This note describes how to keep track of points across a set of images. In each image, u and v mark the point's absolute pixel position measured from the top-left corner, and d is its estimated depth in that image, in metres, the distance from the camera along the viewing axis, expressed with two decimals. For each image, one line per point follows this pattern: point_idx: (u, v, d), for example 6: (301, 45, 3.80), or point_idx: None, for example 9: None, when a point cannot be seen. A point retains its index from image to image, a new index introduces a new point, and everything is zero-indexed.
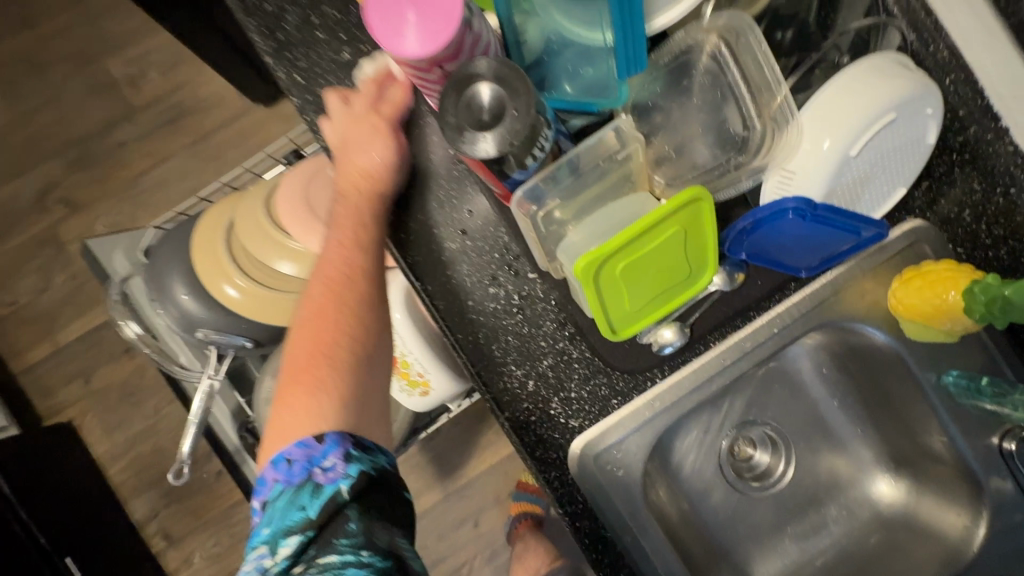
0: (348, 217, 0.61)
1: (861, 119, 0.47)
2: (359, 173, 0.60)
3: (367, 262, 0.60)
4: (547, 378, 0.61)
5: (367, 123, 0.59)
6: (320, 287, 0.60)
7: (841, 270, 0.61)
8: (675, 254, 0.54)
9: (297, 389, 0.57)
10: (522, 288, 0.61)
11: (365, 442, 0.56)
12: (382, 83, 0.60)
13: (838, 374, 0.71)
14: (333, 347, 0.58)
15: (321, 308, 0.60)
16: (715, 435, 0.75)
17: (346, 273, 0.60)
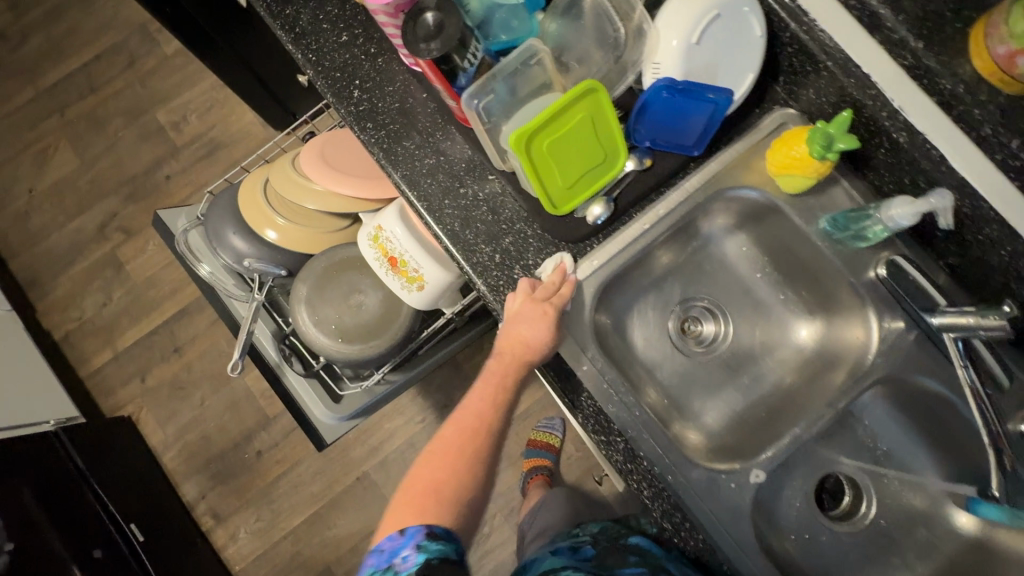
0: (496, 375, 0.75)
1: (694, 16, 0.68)
2: (516, 343, 0.74)
3: (495, 414, 0.73)
4: (510, 251, 0.81)
5: (537, 307, 0.74)
6: (470, 414, 0.73)
7: (726, 151, 0.81)
8: (589, 137, 0.74)
9: (417, 485, 0.71)
10: (485, 187, 0.82)
11: (436, 530, 0.66)
12: (557, 280, 0.76)
13: (753, 248, 0.90)
14: (453, 454, 0.71)
15: (455, 427, 0.73)
16: (664, 314, 0.92)
17: (479, 409, 0.73)
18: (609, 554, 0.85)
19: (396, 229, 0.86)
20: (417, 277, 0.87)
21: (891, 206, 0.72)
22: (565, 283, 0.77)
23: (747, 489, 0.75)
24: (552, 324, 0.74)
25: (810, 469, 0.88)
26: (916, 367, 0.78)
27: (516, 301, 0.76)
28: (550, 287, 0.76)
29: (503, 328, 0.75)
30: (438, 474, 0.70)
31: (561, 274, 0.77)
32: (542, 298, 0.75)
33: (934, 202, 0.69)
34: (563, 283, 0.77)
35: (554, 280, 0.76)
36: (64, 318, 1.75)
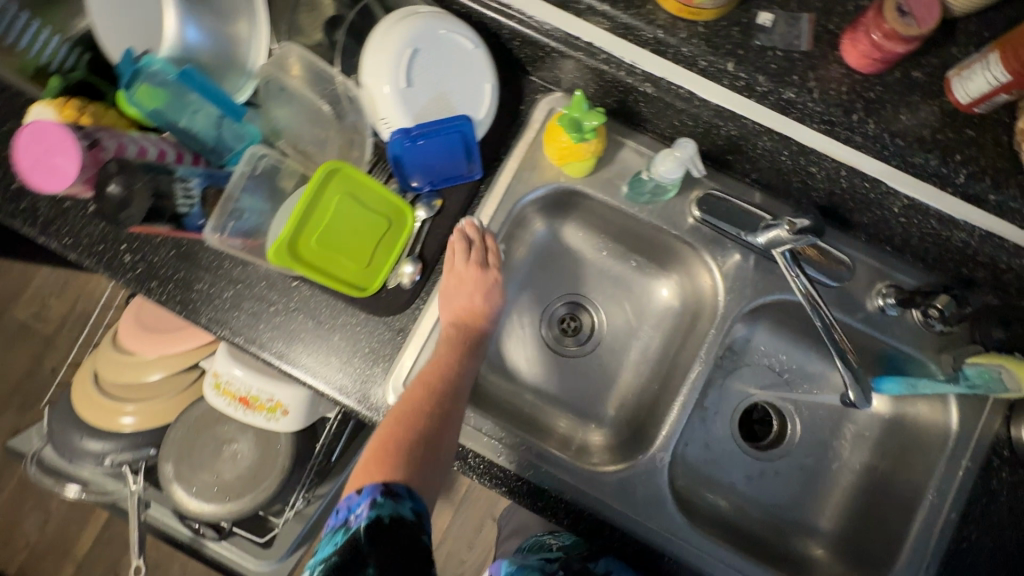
0: (449, 347, 0.72)
1: (392, 61, 0.65)
2: (464, 314, 0.73)
3: (455, 376, 0.70)
4: (344, 347, 0.77)
5: (478, 270, 0.74)
6: (433, 376, 0.69)
7: (508, 160, 0.79)
8: (358, 213, 0.71)
9: (394, 434, 0.64)
10: (294, 295, 0.78)
11: (396, 488, 0.59)
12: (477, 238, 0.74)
13: (588, 232, 0.88)
14: (429, 404, 0.66)
15: (418, 386, 0.68)
16: (538, 326, 0.89)
17: (444, 374, 0.69)
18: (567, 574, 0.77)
19: (233, 372, 0.81)
20: (275, 404, 0.83)
21: (654, 163, 0.71)
22: (486, 238, 0.75)
23: (657, 473, 0.75)
24: (494, 292, 0.75)
25: (726, 414, 0.86)
26: (766, 286, 0.78)
27: (459, 264, 0.74)
28: (475, 245, 0.74)
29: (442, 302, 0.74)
30: (402, 436, 0.64)
31: (475, 229, 0.75)
32: (479, 265, 0.74)
33: (680, 152, 0.69)
34: (485, 239, 0.75)
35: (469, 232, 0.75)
36: (10, 551, 1.65)
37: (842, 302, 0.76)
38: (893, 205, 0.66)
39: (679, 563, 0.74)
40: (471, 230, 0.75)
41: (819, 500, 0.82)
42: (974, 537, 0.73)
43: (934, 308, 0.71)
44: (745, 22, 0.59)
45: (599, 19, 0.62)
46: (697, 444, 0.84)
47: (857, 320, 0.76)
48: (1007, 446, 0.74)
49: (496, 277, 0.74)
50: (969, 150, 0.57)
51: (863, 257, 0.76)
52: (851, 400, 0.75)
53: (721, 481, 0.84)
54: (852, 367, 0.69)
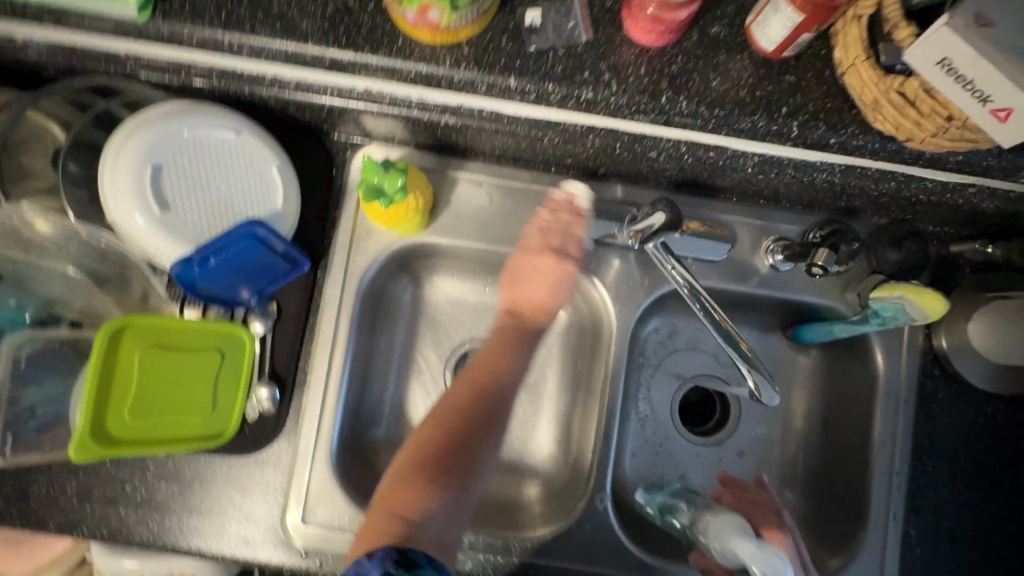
0: (501, 333, 0.64)
1: (134, 187, 0.53)
2: (528, 305, 0.64)
3: (506, 381, 0.61)
4: (224, 503, 0.67)
5: (547, 259, 0.64)
6: (487, 373, 0.61)
7: (339, 235, 0.69)
8: (176, 359, 0.61)
9: (434, 438, 0.57)
10: (148, 462, 0.67)
11: (412, 553, 0.49)
12: (568, 221, 0.64)
13: (463, 273, 0.80)
14: (468, 424, 0.58)
15: (456, 403, 0.59)
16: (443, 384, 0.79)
17: (491, 380, 0.60)
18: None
19: (123, 564, 0.71)
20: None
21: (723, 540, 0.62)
22: (576, 221, 0.64)
23: (604, 516, 0.68)
24: (567, 283, 0.64)
25: (665, 414, 0.78)
26: (653, 280, 0.73)
27: (531, 241, 0.64)
28: (561, 228, 0.64)
29: (506, 286, 0.65)
30: (450, 442, 0.57)
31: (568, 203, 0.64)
32: (547, 249, 0.64)
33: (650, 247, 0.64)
34: (575, 224, 0.64)
35: (558, 214, 0.64)
36: None
37: (733, 272, 0.71)
38: (746, 165, 0.60)
39: None
40: (563, 209, 0.64)
41: (786, 474, 0.76)
42: (930, 469, 0.69)
43: (816, 264, 0.65)
44: (514, 27, 0.50)
45: (355, 69, 0.52)
46: (645, 455, 0.77)
47: (753, 287, 0.71)
48: (936, 364, 0.70)
49: (572, 269, 0.64)
50: (794, 98, 0.50)
51: (740, 219, 0.70)
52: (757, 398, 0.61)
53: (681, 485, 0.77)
54: (746, 355, 0.59)
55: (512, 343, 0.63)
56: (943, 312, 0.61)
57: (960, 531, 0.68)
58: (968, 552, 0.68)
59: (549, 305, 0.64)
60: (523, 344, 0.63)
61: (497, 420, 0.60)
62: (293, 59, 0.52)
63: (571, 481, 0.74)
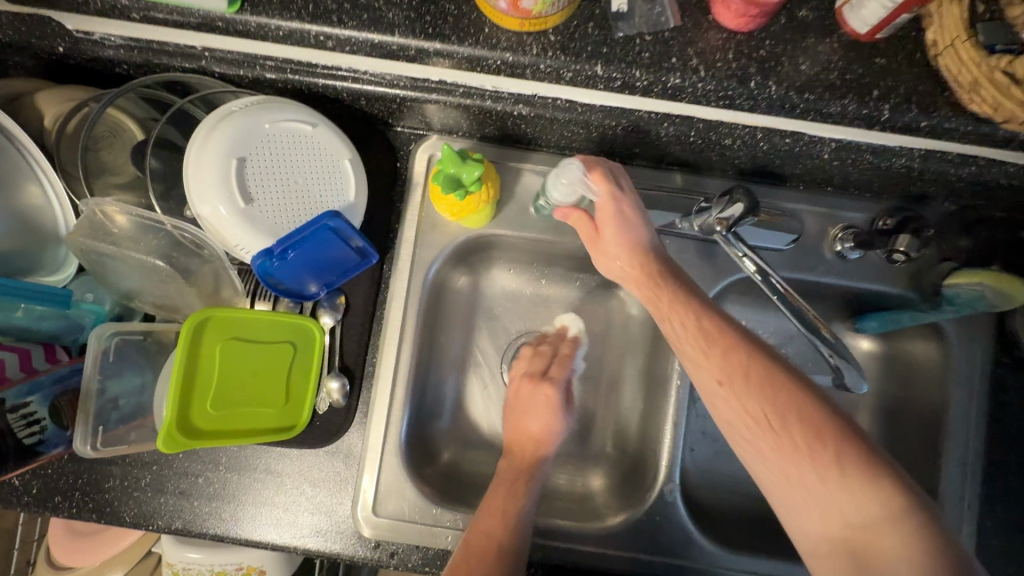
0: (501, 482, 0.63)
1: (219, 179, 0.53)
2: (522, 437, 0.67)
3: (515, 527, 0.58)
4: (295, 494, 0.67)
5: (539, 393, 0.68)
6: (495, 526, 0.58)
7: (405, 227, 0.69)
8: (253, 351, 0.61)
9: None
10: (220, 454, 0.68)
11: None
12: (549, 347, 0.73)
13: (520, 266, 0.80)
14: (492, 568, 0.54)
15: (469, 568, 0.55)
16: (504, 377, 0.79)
17: (501, 535, 0.57)
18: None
19: (189, 556, 0.72)
20: (247, 570, 0.74)
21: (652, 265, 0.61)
22: (563, 347, 0.73)
23: (672, 507, 0.68)
24: (558, 413, 0.68)
25: None
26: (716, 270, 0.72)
27: (520, 374, 0.71)
28: (546, 356, 0.72)
29: (508, 417, 0.69)
30: None
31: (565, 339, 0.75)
32: (537, 377, 0.70)
33: (568, 176, 0.62)
34: (560, 347, 0.73)
35: (553, 342, 0.74)
36: None
37: (799, 261, 0.70)
38: (822, 152, 0.59)
39: None
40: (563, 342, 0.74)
41: None
42: (1004, 458, 0.68)
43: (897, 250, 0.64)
44: (600, 14, 0.50)
45: (439, 59, 0.52)
46: (705, 446, 0.77)
47: (820, 276, 0.70)
48: (1007, 352, 0.69)
49: (557, 387, 0.69)
50: (885, 81, 0.50)
51: (807, 207, 0.70)
52: (846, 386, 0.59)
53: (744, 476, 0.77)
54: (828, 339, 0.58)
55: (517, 489, 0.62)
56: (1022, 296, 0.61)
57: None
58: None
59: (546, 435, 0.66)
60: (526, 490, 0.62)
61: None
62: (378, 49, 0.52)
63: (634, 473, 0.74)
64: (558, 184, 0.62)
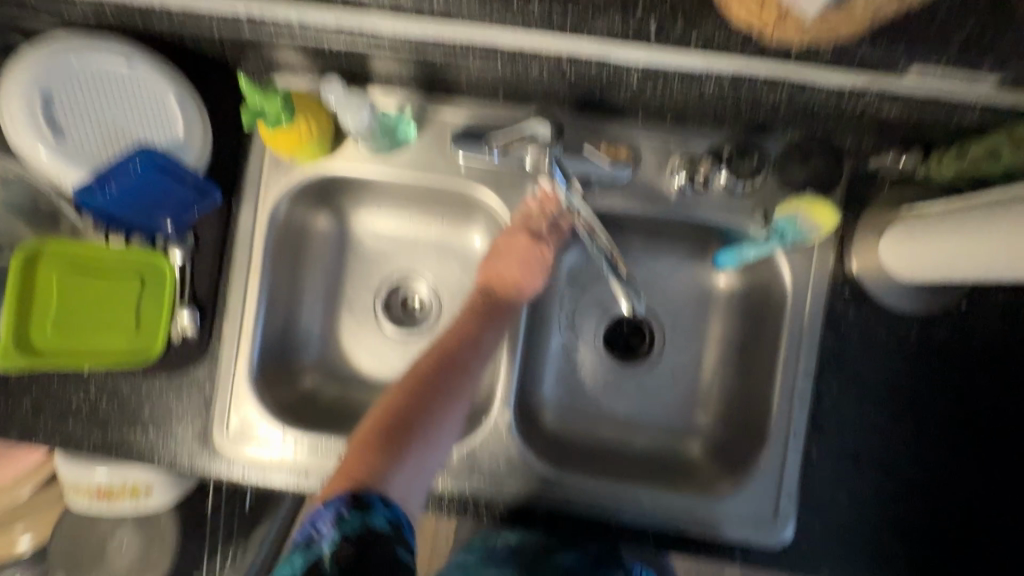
0: (466, 318, 0.69)
1: (29, 116, 0.58)
2: (500, 283, 0.71)
3: (462, 350, 0.65)
4: (155, 419, 0.72)
5: (526, 242, 0.70)
6: (446, 349, 0.65)
7: (251, 167, 0.71)
8: (94, 283, 0.65)
9: (391, 409, 0.58)
10: (89, 382, 0.73)
11: (368, 496, 0.49)
12: (541, 222, 0.71)
13: (386, 207, 0.82)
14: (442, 376, 0.62)
15: (412, 381, 0.62)
16: (382, 314, 0.84)
17: (452, 351, 0.65)
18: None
19: (98, 473, 0.78)
20: (134, 488, 0.80)
21: None
22: (560, 215, 0.71)
23: (508, 433, 0.71)
24: (541, 263, 0.71)
25: (590, 338, 0.82)
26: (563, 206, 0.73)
27: (511, 232, 0.71)
28: (538, 221, 0.71)
29: (485, 263, 0.72)
30: (427, 400, 0.60)
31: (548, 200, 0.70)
32: (530, 233, 0.71)
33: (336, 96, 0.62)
34: (558, 216, 0.71)
35: (534, 210, 0.71)
36: None
37: (641, 194, 0.70)
38: (632, 78, 0.59)
39: (551, 509, 0.71)
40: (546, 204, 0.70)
41: (701, 399, 0.78)
42: (835, 389, 0.68)
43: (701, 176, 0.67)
44: None
45: None
46: (568, 381, 0.81)
47: (661, 210, 0.70)
48: (848, 286, 0.68)
49: (550, 250, 0.71)
50: None
51: (647, 140, 0.69)
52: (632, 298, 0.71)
53: (598, 410, 0.80)
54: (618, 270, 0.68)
55: (483, 322, 0.68)
56: (832, 225, 0.64)
57: (863, 450, 0.68)
58: (870, 472, 0.68)
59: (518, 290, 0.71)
60: (491, 332, 0.68)
61: (461, 391, 0.63)
62: None
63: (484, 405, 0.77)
64: (342, 111, 0.64)
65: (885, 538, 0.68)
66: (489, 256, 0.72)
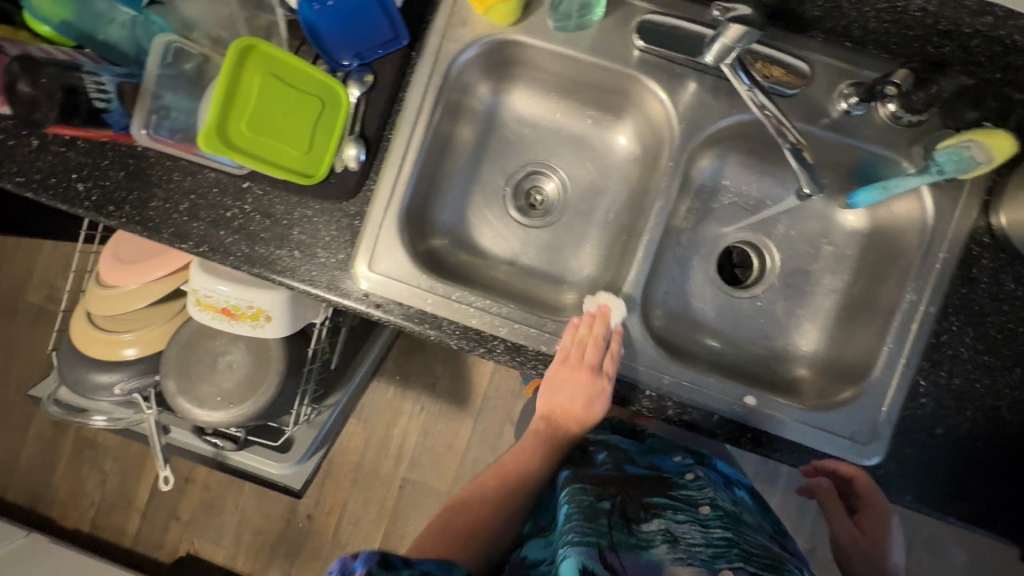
0: (546, 430, 0.84)
1: None
2: (560, 407, 0.77)
3: (529, 473, 0.85)
4: (304, 241, 0.77)
5: (592, 380, 0.72)
6: (512, 468, 0.85)
7: (437, 18, 0.75)
8: (285, 94, 0.69)
9: (479, 494, 0.85)
10: (246, 197, 0.77)
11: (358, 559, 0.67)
12: (603, 333, 0.73)
13: (538, 93, 0.85)
14: (514, 500, 0.84)
15: (496, 475, 0.86)
16: (509, 202, 0.89)
17: (518, 473, 0.85)
18: (617, 522, 0.75)
19: (227, 290, 0.83)
20: (257, 311, 0.85)
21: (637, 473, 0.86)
22: (612, 336, 0.73)
23: (631, 316, 0.75)
24: (602, 398, 0.74)
25: (703, 256, 0.87)
26: (722, 112, 0.76)
27: (564, 355, 0.73)
28: (586, 359, 0.72)
29: (545, 391, 0.76)
30: (497, 509, 0.83)
31: (600, 321, 0.73)
32: (590, 368, 0.72)
33: None
34: (608, 336, 0.73)
35: (588, 320, 0.73)
36: (80, 513, 1.76)
37: (805, 110, 0.72)
38: None
39: (660, 395, 0.75)
40: (599, 323, 0.73)
41: (802, 324, 0.83)
42: (955, 328, 0.71)
43: (891, 86, 0.66)
44: None
45: None
46: (679, 291, 0.85)
47: (820, 128, 0.73)
48: (986, 232, 0.71)
49: (605, 383, 0.73)
50: None
51: (823, 59, 0.72)
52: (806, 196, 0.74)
53: (700, 319, 0.85)
54: (806, 162, 0.67)
55: (543, 443, 0.84)
56: (1006, 157, 0.64)
57: (969, 391, 0.71)
58: (973, 412, 0.71)
59: (591, 408, 0.74)
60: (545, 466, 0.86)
61: (507, 504, 0.84)
62: None
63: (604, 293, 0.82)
64: None
65: (974, 476, 0.71)
66: (585, 368, 0.72)
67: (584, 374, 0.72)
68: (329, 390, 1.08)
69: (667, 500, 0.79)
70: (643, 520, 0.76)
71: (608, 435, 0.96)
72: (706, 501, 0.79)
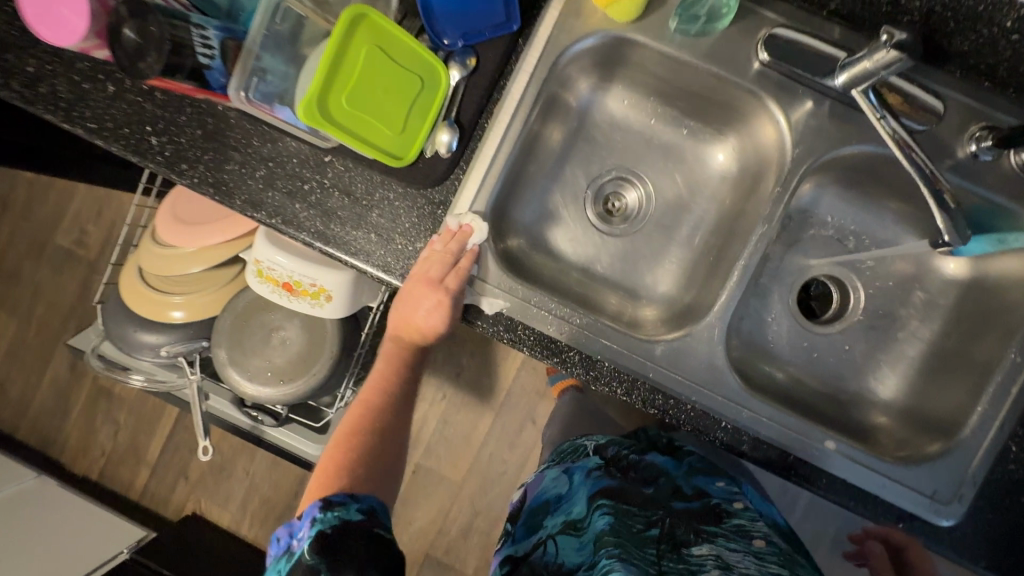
0: (394, 357, 0.75)
1: None
2: (403, 325, 0.72)
3: (392, 406, 0.74)
4: (382, 225, 0.73)
5: (434, 296, 0.68)
6: (378, 406, 0.73)
7: (551, 6, 0.71)
8: (389, 71, 0.65)
9: (343, 456, 0.70)
10: (327, 172, 0.73)
11: (333, 499, 0.64)
12: (455, 250, 0.68)
13: (636, 96, 0.81)
14: (367, 435, 0.71)
15: (361, 412, 0.73)
16: (587, 207, 0.84)
17: (379, 404, 0.74)
18: (666, 549, 0.71)
19: (290, 265, 0.79)
20: (319, 290, 0.81)
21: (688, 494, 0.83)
22: (465, 252, 0.69)
23: (714, 342, 0.72)
24: (444, 313, 0.68)
25: (785, 286, 0.83)
26: (838, 139, 0.71)
27: (420, 266, 0.68)
28: (446, 260, 0.68)
29: (395, 305, 0.71)
30: (351, 443, 0.71)
31: (456, 234, 0.69)
32: (433, 282, 0.67)
33: None
34: (461, 255, 0.69)
35: (449, 238, 0.69)
36: (89, 460, 1.75)
37: (931, 148, 0.68)
38: None
39: (736, 427, 0.72)
40: (452, 242, 0.69)
41: (882, 369, 0.79)
42: None
43: None
44: None
45: None
46: (758, 320, 0.82)
47: (945, 168, 0.68)
48: None
49: (446, 296, 0.68)
50: None
51: (956, 97, 0.68)
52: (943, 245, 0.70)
53: (776, 352, 0.82)
54: (948, 209, 0.64)
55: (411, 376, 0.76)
56: None
57: None
58: None
59: (430, 323, 0.69)
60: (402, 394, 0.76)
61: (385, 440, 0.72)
62: None
63: (684, 313, 0.79)
64: None
65: None
66: (437, 297, 0.68)
67: (422, 279, 0.67)
68: (371, 374, 1.05)
69: (717, 529, 0.75)
70: (692, 544, 0.72)
71: (650, 455, 0.90)
72: (761, 535, 0.74)
